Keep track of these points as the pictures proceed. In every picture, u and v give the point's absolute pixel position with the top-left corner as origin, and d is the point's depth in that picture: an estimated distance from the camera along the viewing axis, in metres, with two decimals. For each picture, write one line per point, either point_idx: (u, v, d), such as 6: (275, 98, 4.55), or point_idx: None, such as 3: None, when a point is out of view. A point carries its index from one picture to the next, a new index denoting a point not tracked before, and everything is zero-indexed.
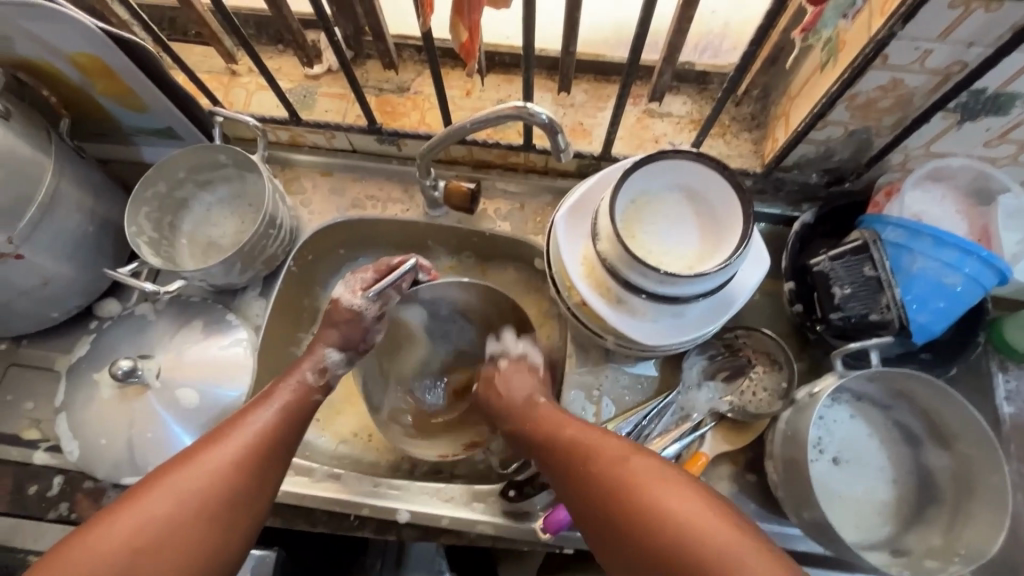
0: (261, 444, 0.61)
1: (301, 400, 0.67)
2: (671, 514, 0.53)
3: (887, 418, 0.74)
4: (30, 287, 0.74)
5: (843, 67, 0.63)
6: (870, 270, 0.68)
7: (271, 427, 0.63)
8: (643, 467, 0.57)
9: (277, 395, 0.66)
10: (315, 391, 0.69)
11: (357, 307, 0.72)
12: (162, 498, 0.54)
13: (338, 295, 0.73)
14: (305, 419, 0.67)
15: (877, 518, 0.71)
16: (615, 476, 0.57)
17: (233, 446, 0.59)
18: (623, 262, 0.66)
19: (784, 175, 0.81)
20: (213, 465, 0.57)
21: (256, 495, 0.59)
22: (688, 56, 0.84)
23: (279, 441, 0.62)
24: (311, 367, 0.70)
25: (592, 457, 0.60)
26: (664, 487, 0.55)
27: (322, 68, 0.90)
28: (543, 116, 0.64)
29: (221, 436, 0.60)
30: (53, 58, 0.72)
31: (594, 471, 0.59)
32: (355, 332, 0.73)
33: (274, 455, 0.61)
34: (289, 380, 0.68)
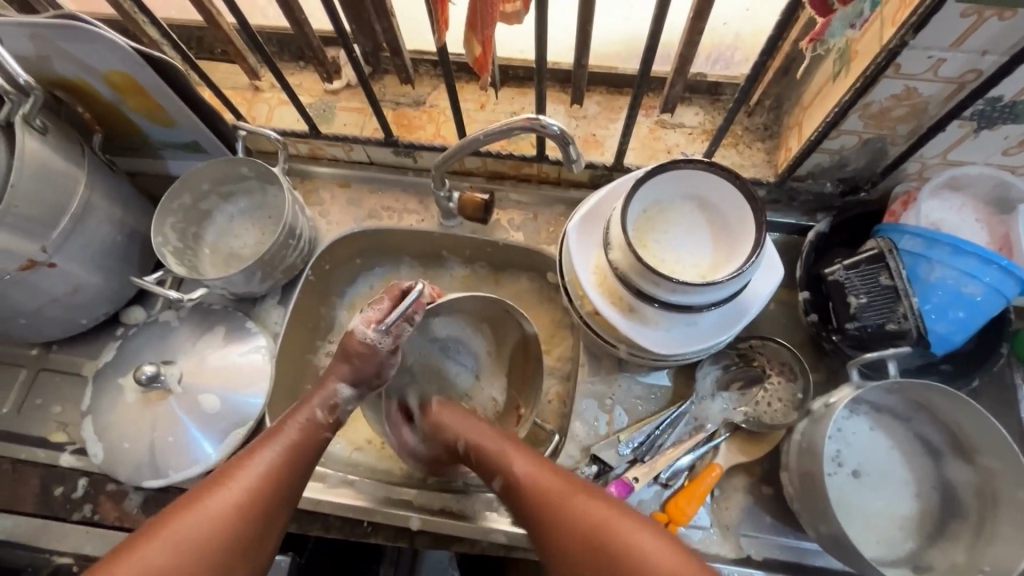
0: (264, 491, 0.60)
1: (308, 437, 0.66)
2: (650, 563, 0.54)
3: (908, 430, 0.73)
4: (61, 295, 0.77)
5: (856, 76, 0.63)
6: (887, 278, 0.67)
7: (273, 470, 0.62)
8: (620, 512, 0.58)
9: (283, 434, 0.65)
10: (325, 427, 0.68)
11: (373, 340, 0.69)
12: (160, 549, 0.54)
13: (352, 327, 0.71)
14: (313, 456, 0.66)
15: (898, 534, 0.69)
16: (593, 521, 0.58)
17: (234, 491, 0.59)
18: (634, 272, 0.66)
19: (798, 185, 0.81)
20: (215, 513, 0.57)
21: (258, 538, 0.59)
22: (700, 68, 0.85)
23: (282, 486, 0.62)
24: (320, 403, 0.69)
25: (570, 501, 0.60)
26: (641, 531, 0.56)
27: (341, 83, 0.93)
28: (555, 127, 0.66)
29: (225, 478, 0.60)
30: (89, 77, 0.76)
31: (570, 511, 0.59)
32: (368, 367, 0.70)
33: (279, 496, 0.61)
34: (298, 417, 0.67)
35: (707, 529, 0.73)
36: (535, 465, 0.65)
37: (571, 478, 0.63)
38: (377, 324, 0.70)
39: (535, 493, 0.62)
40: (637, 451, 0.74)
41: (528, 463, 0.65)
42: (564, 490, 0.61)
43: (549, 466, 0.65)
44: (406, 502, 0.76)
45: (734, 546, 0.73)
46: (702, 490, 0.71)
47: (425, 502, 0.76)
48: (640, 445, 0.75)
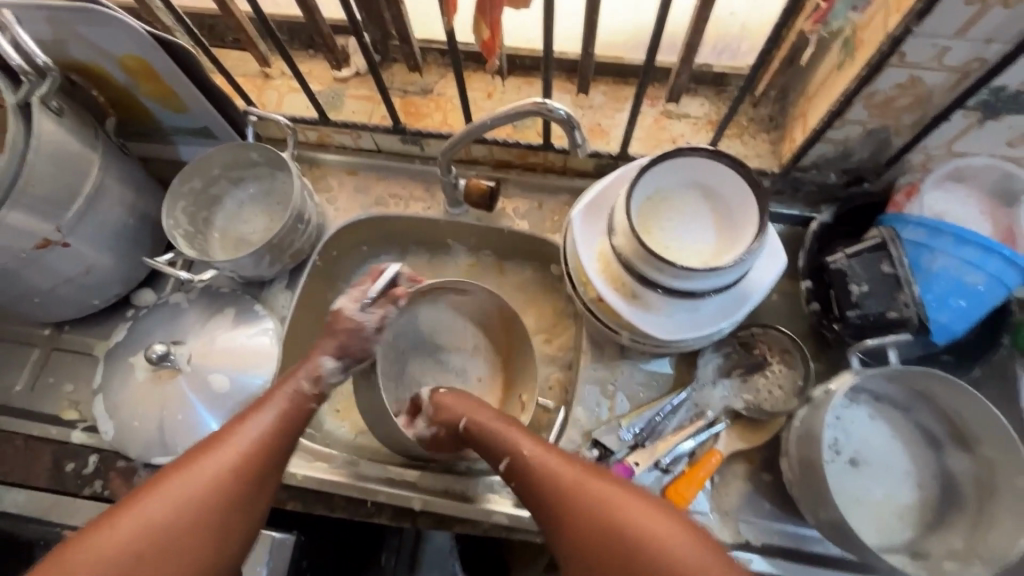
0: (253, 456, 0.61)
1: (297, 408, 0.67)
2: (660, 543, 0.55)
3: (908, 420, 0.73)
4: (75, 275, 0.79)
5: (861, 63, 0.64)
6: (887, 267, 0.68)
7: (263, 439, 0.63)
8: (629, 492, 0.59)
9: (272, 402, 0.66)
10: (313, 399, 0.69)
11: (363, 317, 0.70)
12: (154, 508, 0.56)
13: (339, 305, 0.71)
14: (303, 425, 0.67)
15: (896, 521, 0.70)
16: (603, 502, 0.59)
17: (226, 457, 0.60)
18: (637, 257, 0.67)
19: (803, 175, 0.81)
20: (206, 478, 0.59)
21: (250, 502, 0.60)
22: (706, 58, 0.86)
23: (272, 453, 0.63)
24: (306, 375, 0.68)
25: (578, 482, 0.61)
26: (651, 512, 0.57)
27: (350, 71, 0.94)
28: (561, 112, 0.66)
29: (216, 443, 0.62)
30: (104, 61, 0.77)
31: (578, 492, 0.60)
32: (354, 342, 0.70)
33: (269, 462, 0.62)
34: (287, 387, 0.68)
35: (706, 514, 0.74)
36: (546, 449, 0.65)
37: (580, 463, 0.63)
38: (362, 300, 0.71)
39: (547, 485, 0.62)
40: (637, 437, 0.75)
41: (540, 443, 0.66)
42: (574, 471, 0.62)
43: (558, 451, 0.65)
44: (410, 483, 0.77)
45: (733, 532, 0.73)
46: (701, 476, 0.72)
47: (427, 483, 0.77)
48: (640, 431, 0.76)
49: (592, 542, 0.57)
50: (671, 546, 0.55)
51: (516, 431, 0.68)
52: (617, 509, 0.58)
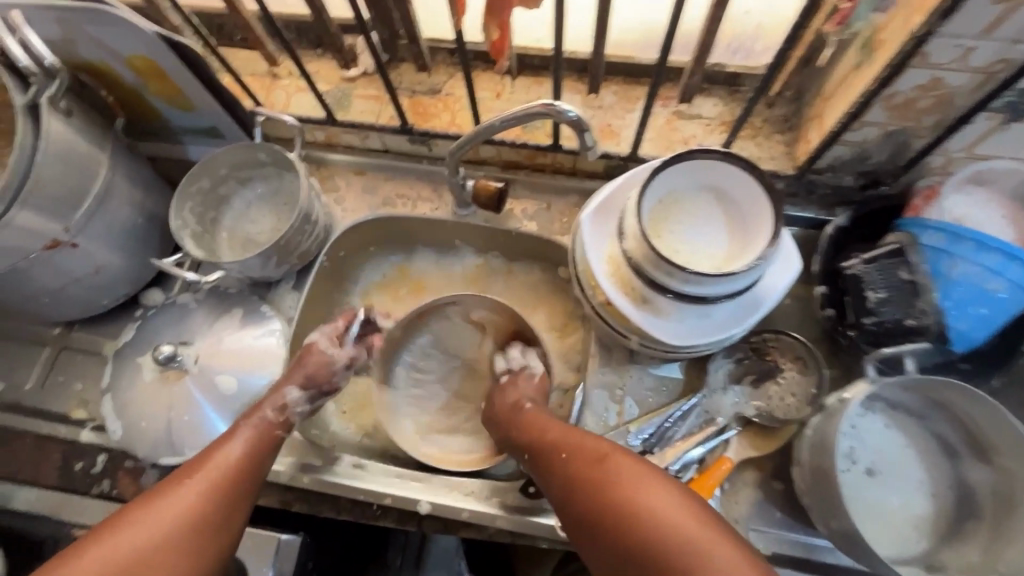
0: (225, 480, 0.62)
1: (263, 435, 0.68)
2: (658, 518, 0.53)
3: (924, 429, 0.71)
4: (84, 275, 0.79)
5: (881, 64, 0.62)
6: (905, 273, 0.66)
7: (234, 463, 0.64)
8: (630, 466, 0.58)
9: (239, 431, 0.68)
10: (279, 427, 0.70)
11: (330, 353, 0.75)
12: (127, 535, 0.56)
13: (313, 339, 0.77)
14: (272, 452, 0.69)
15: (911, 532, 0.68)
16: (603, 480, 0.58)
17: (197, 483, 0.61)
18: (648, 262, 0.66)
19: (818, 177, 0.79)
20: (176, 506, 0.59)
21: (223, 526, 0.60)
22: (720, 58, 0.84)
23: (243, 476, 0.64)
24: (271, 405, 0.71)
25: (583, 462, 0.61)
26: (650, 486, 0.56)
27: (358, 71, 0.94)
28: (571, 114, 0.65)
29: (190, 471, 0.62)
30: (113, 61, 0.77)
31: (581, 473, 0.60)
32: (322, 373, 0.74)
33: (240, 486, 0.63)
34: (253, 416, 0.69)
35: None
36: (559, 433, 0.66)
37: (590, 440, 0.63)
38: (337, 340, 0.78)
39: (570, 470, 0.62)
40: (646, 443, 0.74)
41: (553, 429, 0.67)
42: (579, 450, 0.62)
43: (570, 433, 0.66)
44: (415, 486, 0.76)
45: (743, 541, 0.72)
46: (711, 484, 0.70)
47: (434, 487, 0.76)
48: (649, 437, 0.75)
49: (596, 523, 0.57)
50: (669, 520, 0.53)
51: (533, 420, 0.70)
52: (615, 485, 0.57)
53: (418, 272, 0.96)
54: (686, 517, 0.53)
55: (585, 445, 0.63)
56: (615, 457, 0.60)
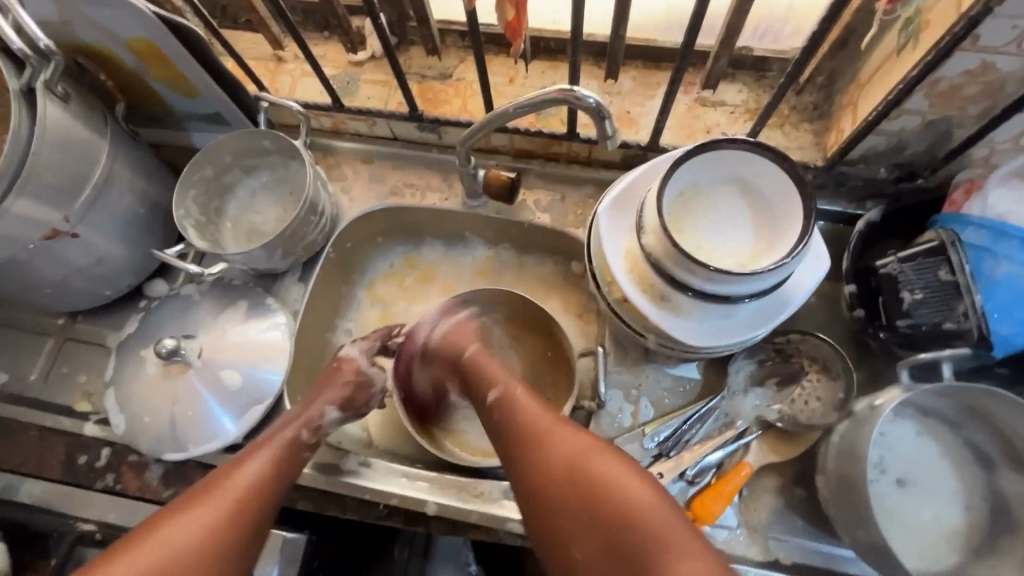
0: (250, 501, 0.60)
1: (291, 455, 0.66)
2: (629, 501, 0.51)
3: (957, 437, 0.68)
4: (86, 265, 0.77)
5: (926, 48, 0.58)
6: (946, 273, 0.63)
7: (259, 482, 0.61)
8: (603, 448, 0.56)
9: (266, 448, 0.65)
10: (308, 448, 0.68)
11: (370, 374, 0.76)
12: (147, 556, 0.53)
13: (349, 355, 0.77)
14: (296, 473, 0.66)
15: (941, 545, 0.65)
16: (574, 454, 0.56)
17: (216, 504, 0.58)
18: (669, 258, 0.62)
19: (849, 169, 0.75)
20: (191, 527, 0.56)
21: (245, 548, 0.58)
22: (746, 41, 0.79)
23: (267, 498, 0.61)
24: (305, 424, 0.69)
25: (554, 431, 0.59)
26: (624, 469, 0.53)
27: (365, 54, 0.90)
28: (590, 100, 0.61)
29: (213, 488, 0.60)
30: (113, 44, 0.74)
31: (551, 444, 0.57)
32: (361, 396, 0.74)
33: (265, 508, 0.61)
34: (282, 433, 0.67)
35: (733, 529, 0.70)
36: (528, 395, 0.64)
37: (560, 415, 0.61)
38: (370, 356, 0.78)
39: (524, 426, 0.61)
40: (662, 446, 0.71)
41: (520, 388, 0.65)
42: (532, 413, 0.62)
43: (540, 400, 0.63)
44: (423, 486, 0.74)
45: (762, 549, 0.69)
46: (730, 490, 0.67)
47: (442, 486, 0.74)
48: (666, 440, 0.72)
49: (560, 496, 0.54)
50: (640, 505, 0.51)
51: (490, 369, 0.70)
52: (588, 460, 0.55)
53: (426, 263, 0.93)
54: (656, 506, 0.51)
55: (558, 418, 0.61)
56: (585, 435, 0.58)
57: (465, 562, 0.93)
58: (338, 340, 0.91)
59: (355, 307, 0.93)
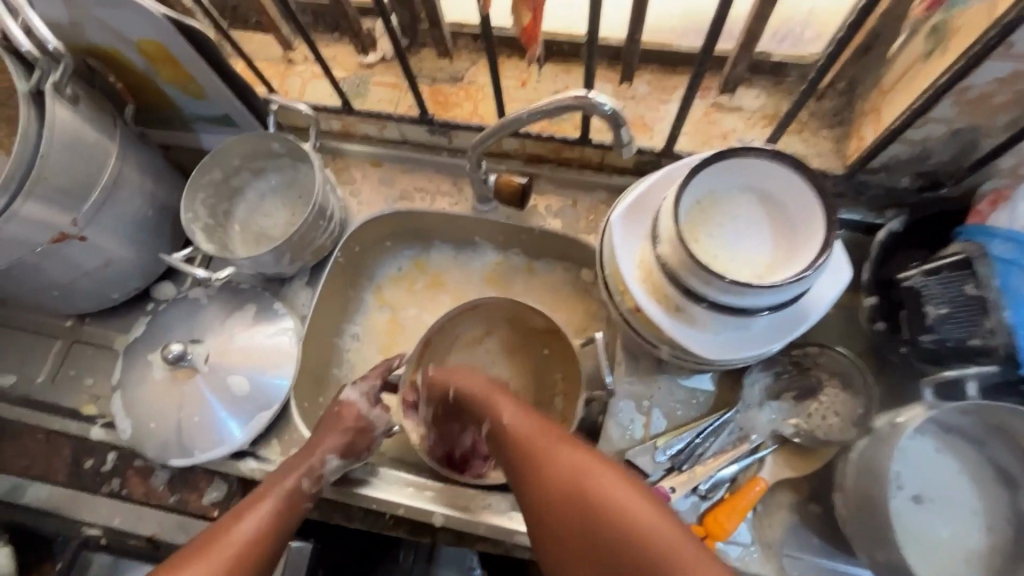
0: (246, 556, 0.59)
1: (291, 505, 0.65)
2: (631, 519, 0.51)
3: (979, 455, 0.66)
4: (93, 268, 0.76)
5: (955, 56, 0.56)
6: (972, 289, 0.61)
7: (260, 535, 0.61)
8: (600, 463, 0.55)
9: (266, 499, 0.64)
10: (308, 497, 0.67)
11: (371, 419, 0.74)
12: None
13: (348, 399, 0.74)
14: (295, 524, 0.66)
15: (963, 567, 0.63)
16: (572, 474, 0.55)
17: (214, 561, 0.58)
18: (684, 269, 0.61)
19: (870, 178, 0.73)
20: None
21: None
22: (765, 46, 0.77)
23: (264, 552, 0.61)
24: (306, 473, 0.67)
25: (552, 449, 0.58)
26: (624, 487, 0.53)
27: (376, 56, 0.89)
28: (607, 106, 0.60)
29: (211, 544, 0.59)
30: (123, 46, 0.74)
31: (549, 463, 0.58)
32: (362, 440, 0.72)
33: (261, 563, 0.60)
34: (283, 482, 0.66)
35: (747, 546, 0.68)
36: (527, 417, 0.64)
37: (558, 432, 0.61)
38: (371, 398, 0.76)
39: (523, 442, 0.61)
40: (674, 460, 0.70)
41: (518, 409, 0.65)
42: (531, 428, 0.62)
43: (538, 418, 0.63)
44: (429, 497, 0.73)
45: (777, 567, 0.67)
46: (744, 506, 0.66)
47: (448, 498, 0.72)
48: (678, 454, 0.70)
49: (563, 518, 0.55)
50: (642, 523, 0.50)
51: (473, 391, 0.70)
52: (585, 480, 0.54)
53: (435, 268, 0.93)
54: (660, 522, 0.50)
55: (557, 434, 0.60)
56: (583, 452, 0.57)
57: (469, 566, 0.84)
58: (346, 344, 0.90)
59: (363, 310, 0.92)
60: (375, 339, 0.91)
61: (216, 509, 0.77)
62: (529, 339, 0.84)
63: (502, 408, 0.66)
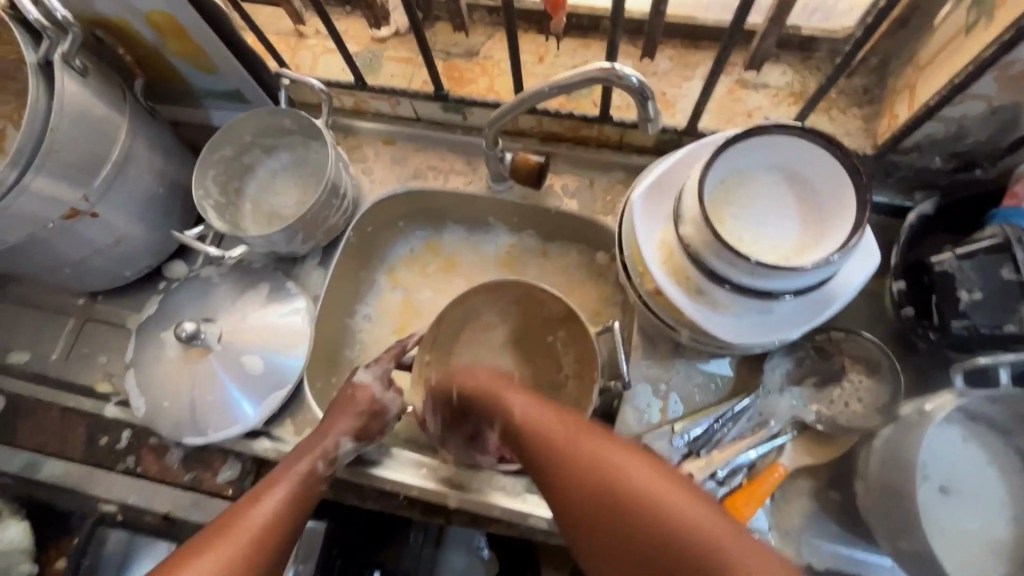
0: (266, 538, 0.58)
1: (307, 489, 0.65)
2: (664, 508, 0.45)
3: (1007, 445, 0.65)
4: (105, 245, 0.75)
5: (1002, 27, 0.53)
6: (1010, 272, 0.59)
7: (277, 518, 0.60)
8: (626, 452, 0.50)
9: (282, 482, 0.64)
10: (323, 480, 0.67)
11: (385, 401, 0.74)
12: None
13: (365, 381, 0.74)
14: (310, 508, 0.65)
15: (987, 557, 0.62)
16: (594, 464, 0.50)
17: (235, 543, 0.56)
18: (708, 249, 0.59)
19: (901, 158, 0.70)
20: (208, 567, 0.53)
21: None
22: (795, 19, 0.74)
23: (283, 534, 0.60)
24: (322, 455, 0.67)
25: (571, 440, 0.54)
26: (652, 474, 0.48)
27: (389, 30, 0.87)
28: (633, 79, 0.57)
29: (231, 526, 0.58)
30: (131, 17, 0.72)
31: (567, 455, 0.53)
32: (375, 424, 0.72)
33: (281, 545, 0.59)
34: (299, 465, 0.66)
35: (765, 532, 0.67)
36: (537, 406, 0.60)
37: (576, 420, 0.57)
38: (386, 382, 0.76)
39: (537, 434, 0.57)
40: (692, 444, 0.69)
41: (528, 399, 0.61)
42: (547, 421, 0.58)
43: (552, 408, 0.59)
44: (443, 479, 0.72)
45: (794, 553, 0.67)
46: (762, 492, 0.65)
47: (462, 480, 0.72)
48: (696, 439, 0.69)
49: (589, 514, 0.49)
50: (677, 510, 0.45)
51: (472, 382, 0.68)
52: (610, 469, 0.49)
53: (449, 249, 0.92)
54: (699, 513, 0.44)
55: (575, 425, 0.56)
56: (605, 440, 0.53)
57: (477, 545, 0.92)
58: (357, 326, 0.90)
59: (376, 291, 0.91)
60: (388, 320, 0.90)
61: (229, 488, 0.77)
62: (534, 323, 0.83)
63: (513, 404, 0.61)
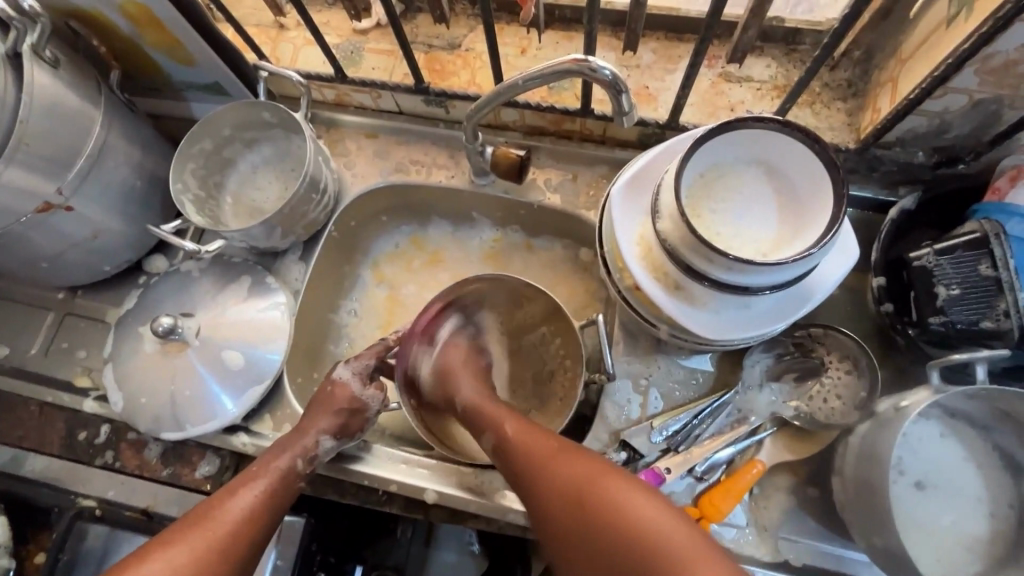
0: (240, 531, 0.59)
1: (285, 485, 0.65)
2: (639, 522, 0.47)
3: (984, 442, 0.64)
4: (82, 239, 0.75)
5: (981, 19, 0.52)
6: (987, 268, 0.58)
7: (253, 512, 0.61)
8: (608, 472, 0.51)
9: (262, 476, 0.64)
10: (302, 477, 0.67)
11: (364, 399, 0.73)
12: None
13: (344, 380, 0.73)
14: (289, 504, 0.65)
15: (963, 554, 0.61)
16: (576, 480, 0.51)
17: (208, 534, 0.57)
18: (686, 245, 0.58)
19: (884, 153, 0.70)
20: (180, 559, 0.54)
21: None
22: (778, 11, 0.74)
23: (257, 529, 0.60)
24: (301, 453, 0.67)
25: (554, 459, 0.54)
26: (630, 493, 0.49)
27: (370, 22, 0.86)
28: (606, 72, 0.57)
29: (207, 517, 0.59)
30: (106, 8, 0.71)
31: (549, 477, 0.53)
32: (355, 423, 0.71)
33: (254, 538, 0.59)
34: (279, 461, 0.66)
35: (742, 528, 0.67)
36: (523, 425, 0.60)
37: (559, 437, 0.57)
38: (366, 383, 0.75)
39: (522, 450, 0.57)
40: (671, 440, 0.68)
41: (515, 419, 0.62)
42: (530, 441, 0.58)
43: (536, 427, 0.60)
44: (423, 474, 0.72)
45: (771, 549, 0.67)
46: (740, 488, 0.64)
47: (443, 474, 0.72)
48: (675, 434, 0.69)
49: (577, 542, 0.50)
50: (654, 531, 0.46)
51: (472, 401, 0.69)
52: (595, 493, 0.50)
53: (433, 245, 0.91)
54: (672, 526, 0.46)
55: (559, 443, 0.56)
56: (581, 459, 0.53)
57: (468, 541, 0.94)
58: (342, 320, 0.89)
59: (360, 285, 0.91)
60: (373, 315, 0.90)
61: (209, 483, 0.77)
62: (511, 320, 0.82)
63: (500, 424, 0.62)
